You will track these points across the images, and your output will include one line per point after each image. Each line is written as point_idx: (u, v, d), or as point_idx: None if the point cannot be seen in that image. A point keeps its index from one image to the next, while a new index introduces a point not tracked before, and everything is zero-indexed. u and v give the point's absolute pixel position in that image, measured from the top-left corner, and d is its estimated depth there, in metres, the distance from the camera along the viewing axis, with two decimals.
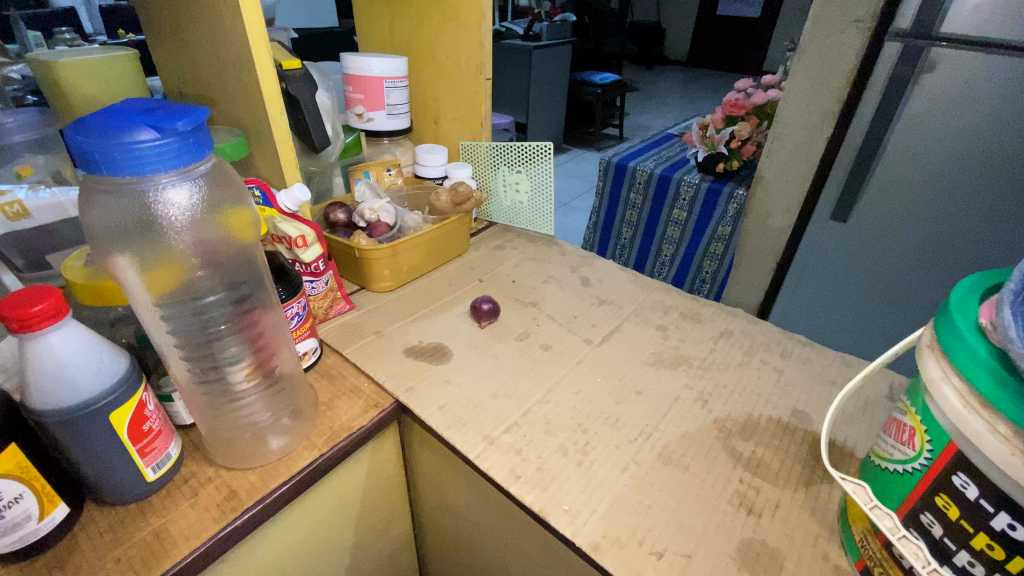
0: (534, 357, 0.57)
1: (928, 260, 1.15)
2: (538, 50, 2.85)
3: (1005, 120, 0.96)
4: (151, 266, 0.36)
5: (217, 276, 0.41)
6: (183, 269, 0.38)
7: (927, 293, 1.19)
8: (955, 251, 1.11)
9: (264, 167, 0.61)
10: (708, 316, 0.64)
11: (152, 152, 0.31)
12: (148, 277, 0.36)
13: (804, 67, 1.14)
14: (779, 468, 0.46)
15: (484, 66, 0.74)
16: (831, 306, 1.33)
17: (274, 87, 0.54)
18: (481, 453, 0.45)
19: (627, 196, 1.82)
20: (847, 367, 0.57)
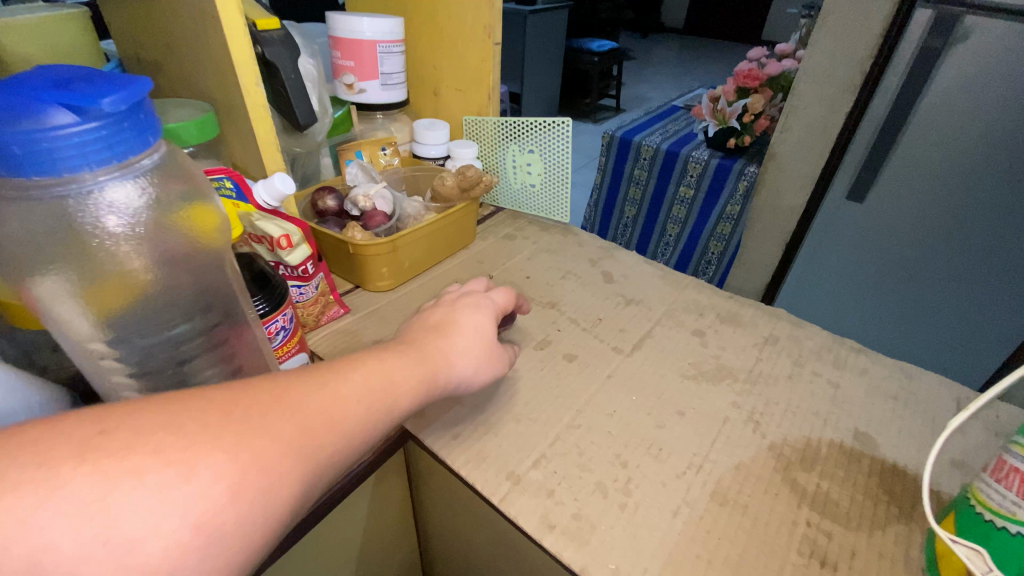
0: (558, 370, 0.50)
1: (938, 238, 1.16)
2: (533, 15, 2.70)
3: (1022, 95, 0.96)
4: (92, 289, 0.28)
5: (185, 295, 0.33)
6: (139, 288, 0.30)
7: (933, 270, 1.21)
8: (959, 229, 1.13)
9: (239, 148, 0.52)
10: (750, 319, 0.57)
11: (67, 142, 0.22)
12: (88, 303, 0.28)
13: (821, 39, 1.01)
14: (850, 506, 0.40)
15: (493, 29, 0.64)
16: (839, 283, 1.33)
17: (247, 53, 0.45)
18: (506, 496, 0.39)
19: (630, 172, 1.74)
20: (908, 379, 0.51)
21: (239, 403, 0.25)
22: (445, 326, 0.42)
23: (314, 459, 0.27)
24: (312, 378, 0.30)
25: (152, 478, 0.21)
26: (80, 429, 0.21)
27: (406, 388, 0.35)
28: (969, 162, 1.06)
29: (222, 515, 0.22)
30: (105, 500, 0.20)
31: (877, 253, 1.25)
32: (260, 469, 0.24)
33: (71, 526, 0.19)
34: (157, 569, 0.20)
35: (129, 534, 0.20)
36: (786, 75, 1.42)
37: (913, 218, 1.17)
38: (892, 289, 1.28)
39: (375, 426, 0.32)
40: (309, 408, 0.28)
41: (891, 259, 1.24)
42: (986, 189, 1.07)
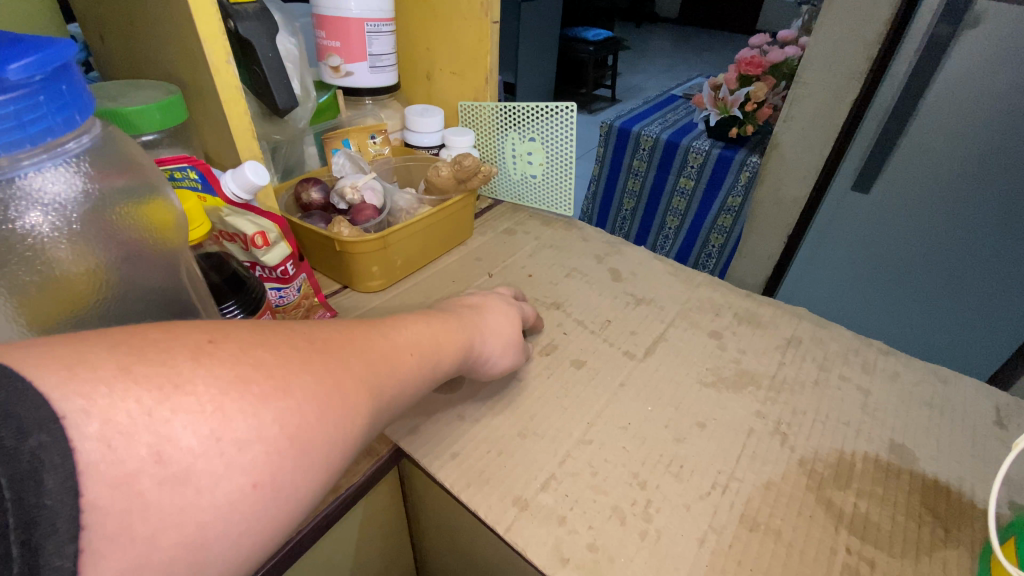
0: (566, 378, 0.46)
1: (946, 230, 1.14)
2: (526, 3, 2.63)
3: None
4: (28, 292, 0.26)
5: (152, 304, 0.31)
6: (97, 292, 0.28)
7: (940, 263, 1.19)
8: (970, 221, 1.11)
9: (211, 136, 0.47)
10: (769, 319, 0.53)
11: None
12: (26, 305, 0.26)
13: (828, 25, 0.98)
14: (891, 529, 0.36)
15: (491, 6, 0.59)
16: (844, 274, 1.31)
17: (216, 28, 0.40)
18: (512, 525, 0.34)
19: (629, 163, 1.69)
20: (943, 385, 0.47)
21: (317, 336, 0.25)
22: (481, 305, 0.42)
23: (377, 400, 0.26)
24: (371, 326, 0.30)
25: (257, 389, 0.21)
26: (190, 333, 0.21)
27: (449, 350, 0.34)
28: (983, 151, 1.03)
29: (315, 432, 0.22)
30: (220, 403, 0.19)
31: (883, 244, 1.23)
32: (342, 395, 0.24)
33: (193, 422, 0.19)
34: (259, 475, 0.20)
35: (241, 438, 0.20)
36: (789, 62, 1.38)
37: (922, 208, 1.14)
38: (898, 281, 1.26)
39: (423, 384, 0.31)
40: (370, 352, 0.28)
41: (898, 250, 1.22)
42: (998, 181, 1.04)
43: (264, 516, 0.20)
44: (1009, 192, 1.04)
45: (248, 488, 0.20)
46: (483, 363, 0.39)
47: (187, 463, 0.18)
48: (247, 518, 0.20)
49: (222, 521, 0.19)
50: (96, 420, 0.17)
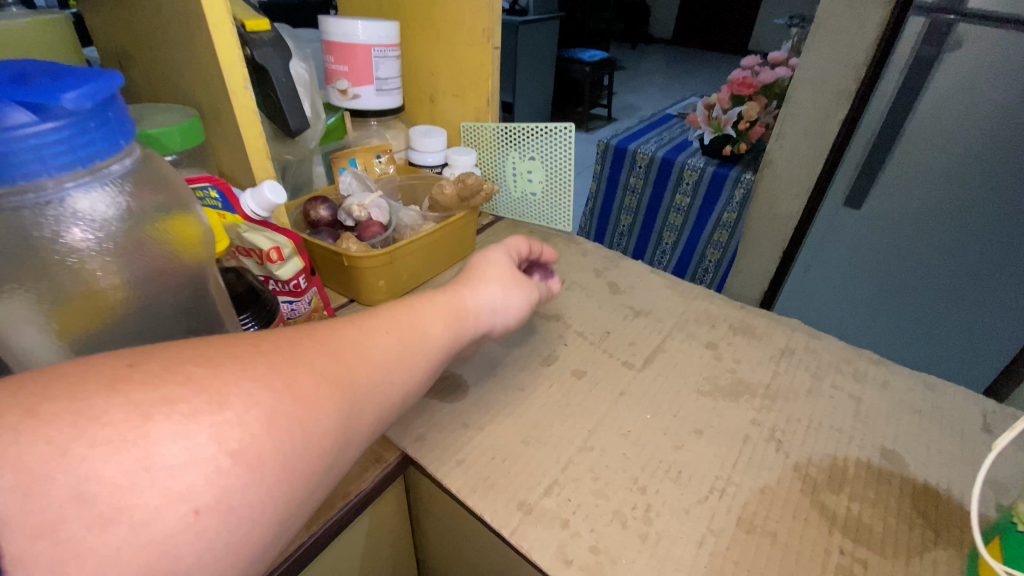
0: (568, 388, 0.47)
1: (937, 240, 1.19)
2: (523, 25, 2.70)
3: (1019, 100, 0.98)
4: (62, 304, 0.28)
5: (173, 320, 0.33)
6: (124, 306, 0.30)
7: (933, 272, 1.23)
8: (961, 232, 1.15)
9: (226, 157, 0.49)
10: (763, 330, 0.55)
11: (31, 139, 0.22)
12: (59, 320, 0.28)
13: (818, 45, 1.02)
14: (884, 531, 0.37)
15: (492, 33, 0.62)
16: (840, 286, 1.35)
17: (235, 56, 0.42)
18: (517, 529, 0.36)
19: (626, 180, 1.72)
20: (932, 393, 0.49)
21: (262, 345, 0.24)
22: (476, 278, 0.42)
23: (349, 398, 0.26)
24: (346, 325, 0.29)
25: (189, 405, 0.20)
26: (110, 358, 0.20)
27: (437, 337, 0.34)
28: (971, 165, 1.08)
29: (261, 444, 0.21)
30: (146, 429, 0.18)
31: (877, 256, 1.27)
32: (294, 397, 0.23)
33: (116, 459, 0.18)
34: (202, 501, 0.19)
35: (175, 465, 0.19)
36: (780, 82, 1.42)
37: (914, 220, 1.19)
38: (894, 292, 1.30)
39: (412, 354, 0.31)
40: (343, 352, 0.27)
41: (892, 260, 1.26)
42: (986, 192, 1.09)
43: (213, 543, 0.19)
44: (997, 202, 1.09)
45: (191, 518, 0.18)
46: (490, 318, 0.41)
47: (116, 504, 0.17)
48: (192, 549, 0.18)
49: (160, 556, 0.18)
50: (6, 470, 0.16)
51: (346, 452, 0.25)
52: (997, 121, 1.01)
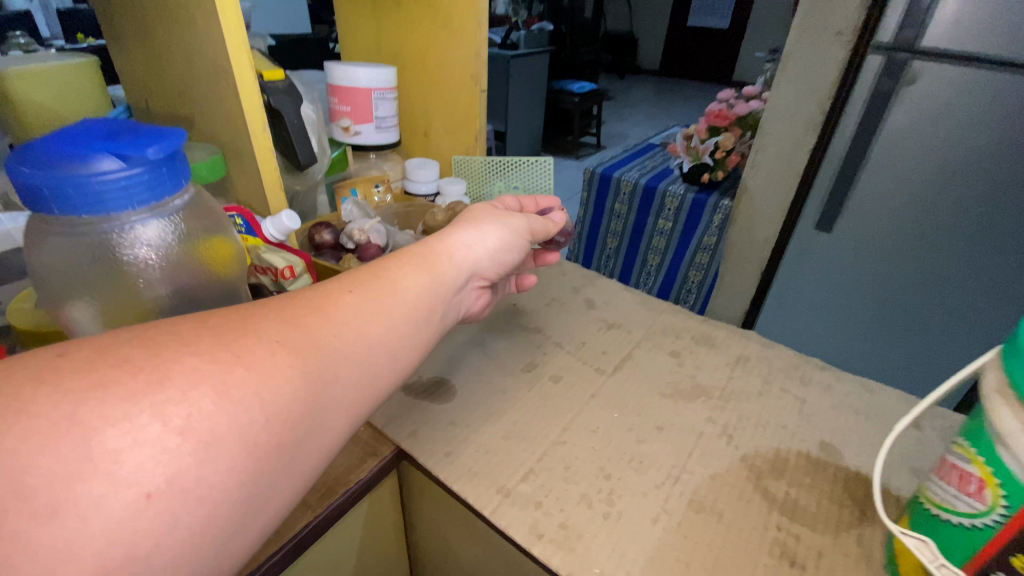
0: (545, 391, 0.53)
1: (905, 257, 1.32)
2: (515, 59, 2.84)
3: (969, 133, 1.15)
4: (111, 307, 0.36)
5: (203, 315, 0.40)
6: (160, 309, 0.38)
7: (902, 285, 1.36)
8: (925, 249, 1.29)
9: (244, 189, 0.56)
10: (722, 340, 0.61)
11: (116, 187, 0.30)
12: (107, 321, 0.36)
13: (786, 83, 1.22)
14: (816, 511, 0.43)
15: (479, 78, 0.69)
16: (818, 300, 1.47)
17: (255, 100, 0.49)
18: (497, 509, 0.41)
19: (611, 205, 1.81)
20: (869, 394, 0.55)
21: (211, 325, 0.27)
22: (454, 226, 0.44)
23: (308, 358, 0.28)
24: (312, 297, 0.31)
25: (121, 388, 0.22)
26: (38, 352, 0.22)
27: (415, 288, 0.36)
28: (929, 190, 1.23)
29: (210, 420, 0.23)
30: (80, 417, 0.20)
31: (850, 273, 1.39)
32: (247, 369, 0.25)
33: (50, 449, 0.19)
34: (153, 486, 0.21)
35: (114, 450, 0.20)
36: (753, 115, 1.52)
37: (881, 239, 1.33)
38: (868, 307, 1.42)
39: (380, 304, 0.34)
40: (306, 320, 0.30)
41: (865, 277, 1.39)
42: (945, 211, 1.23)
43: (172, 521, 0.21)
44: (954, 222, 1.23)
45: (143, 501, 0.20)
46: (473, 263, 0.43)
47: (56, 498, 0.19)
48: (149, 530, 0.20)
49: (115, 540, 0.20)
50: None
51: (318, 413, 0.28)
52: (949, 151, 1.18)
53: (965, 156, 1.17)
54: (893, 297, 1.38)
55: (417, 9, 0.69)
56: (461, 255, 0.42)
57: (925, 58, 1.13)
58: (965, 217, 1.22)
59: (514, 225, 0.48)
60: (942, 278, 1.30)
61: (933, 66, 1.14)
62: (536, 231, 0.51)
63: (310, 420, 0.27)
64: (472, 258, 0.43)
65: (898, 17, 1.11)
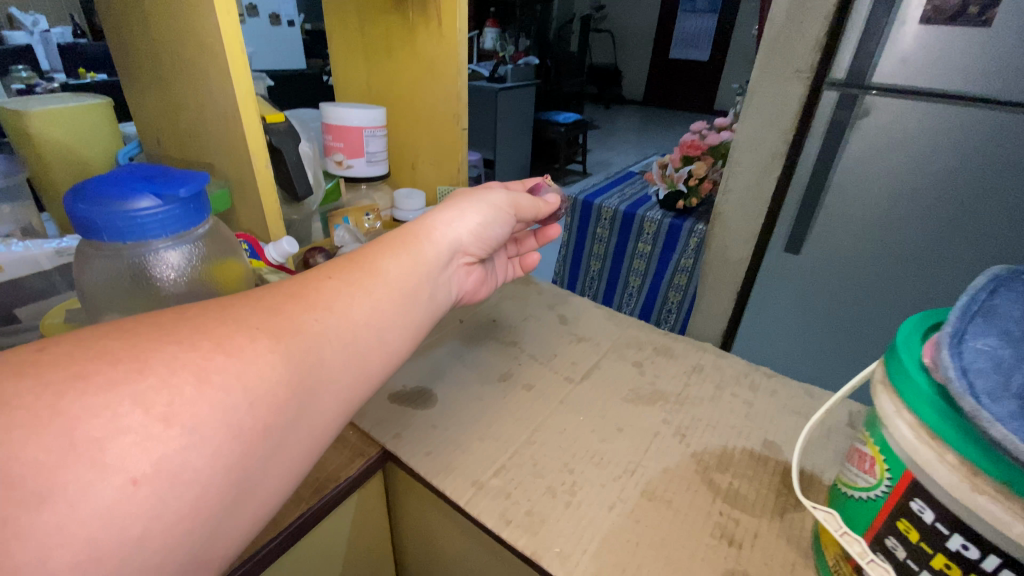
0: (518, 398, 0.58)
1: (868, 276, 1.40)
2: (503, 92, 2.96)
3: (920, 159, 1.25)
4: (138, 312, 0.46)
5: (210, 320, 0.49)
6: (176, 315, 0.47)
7: (868, 304, 1.44)
8: (885, 268, 1.38)
9: (247, 218, 0.62)
10: (680, 351, 0.67)
11: (152, 218, 0.39)
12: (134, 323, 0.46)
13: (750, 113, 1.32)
14: (755, 498, 0.48)
15: (460, 117, 0.76)
16: (790, 318, 1.54)
17: (259, 143, 0.55)
18: (470, 499, 0.46)
19: (594, 230, 1.89)
20: (811, 398, 0.61)
21: (189, 317, 0.30)
22: (434, 210, 0.49)
23: (289, 342, 0.32)
24: (295, 289, 0.36)
25: (102, 379, 0.25)
26: (18, 348, 0.25)
27: (397, 271, 0.41)
28: (887, 212, 1.32)
29: (191, 406, 0.26)
30: (63, 408, 0.23)
31: (819, 291, 1.47)
32: (226, 355, 0.29)
33: (35, 440, 0.22)
34: (138, 472, 0.24)
35: (98, 438, 0.23)
36: (723, 145, 1.63)
37: (845, 259, 1.41)
38: (837, 324, 1.49)
39: (363, 282, 0.38)
40: (289, 309, 0.34)
41: (833, 295, 1.46)
42: (902, 231, 1.32)
43: (159, 504, 0.24)
44: (910, 241, 1.32)
45: (130, 486, 0.23)
46: (454, 242, 0.48)
47: (44, 487, 0.22)
48: (137, 512, 0.23)
49: (105, 523, 0.22)
50: None
51: (302, 391, 0.32)
52: (902, 176, 1.28)
53: (917, 180, 1.27)
54: (863, 308, 1.45)
55: (405, 56, 0.77)
56: (440, 235, 0.47)
57: (877, 92, 1.24)
58: (920, 237, 1.31)
59: (492, 208, 0.53)
60: (903, 289, 1.38)
61: (883, 99, 1.24)
62: (516, 210, 0.56)
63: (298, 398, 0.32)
64: (454, 236, 0.48)
65: (850, 56, 1.24)
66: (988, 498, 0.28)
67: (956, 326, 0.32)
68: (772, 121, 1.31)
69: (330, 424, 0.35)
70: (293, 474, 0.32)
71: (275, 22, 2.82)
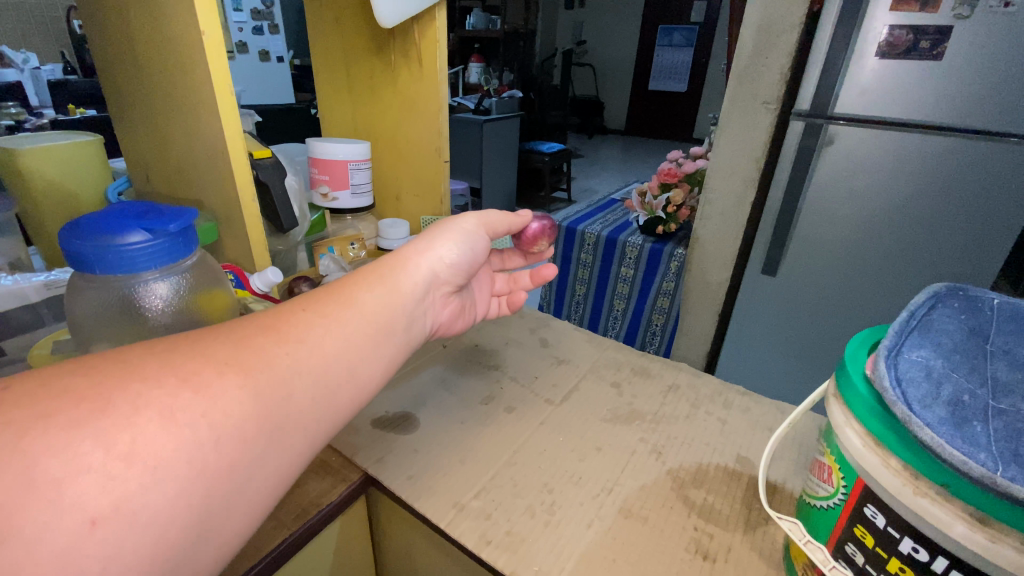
0: (499, 420, 0.60)
1: (842, 295, 1.45)
2: (487, 124, 3.05)
3: (884, 183, 1.32)
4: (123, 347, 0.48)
5: None
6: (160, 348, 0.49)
7: (844, 322, 1.48)
8: (857, 287, 1.43)
9: (233, 250, 0.64)
10: (657, 371, 0.70)
11: (142, 253, 0.41)
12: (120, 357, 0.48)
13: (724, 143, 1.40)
14: (728, 512, 0.50)
15: (442, 151, 0.79)
16: (769, 337, 1.58)
17: (247, 177, 0.58)
18: (451, 521, 0.47)
19: (578, 256, 1.92)
20: (781, 414, 0.63)
21: (159, 352, 0.30)
22: (411, 243, 0.50)
23: (258, 375, 0.32)
24: (269, 320, 0.36)
25: (64, 417, 0.25)
26: None
27: (371, 302, 0.41)
28: (856, 233, 1.39)
29: (154, 444, 0.26)
30: (23, 448, 0.23)
31: (795, 310, 1.52)
32: (193, 392, 0.29)
33: None
34: (97, 513, 0.24)
35: (56, 478, 0.23)
36: (699, 172, 1.69)
37: (818, 280, 1.46)
38: (815, 343, 1.53)
39: (338, 311, 0.39)
40: (259, 342, 0.34)
41: (809, 314, 1.51)
42: (871, 250, 1.38)
43: (118, 546, 0.24)
44: (879, 260, 1.39)
45: (87, 526, 0.24)
46: (430, 271, 0.49)
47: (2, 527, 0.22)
48: (96, 553, 0.24)
49: (63, 564, 0.23)
50: None
51: (269, 427, 0.32)
52: (867, 199, 1.35)
53: (881, 202, 1.34)
54: (838, 327, 1.49)
55: (389, 94, 0.80)
56: (417, 266, 0.48)
57: (839, 122, 1.31)
58: (888, 257, 1.37)
59: (469, 236, 0.54)
60: (876, 308, 1.43)
61: (845, 128, 1.32)
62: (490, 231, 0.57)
63: (267, 430, 0.32)
64: (430, 268, 0.49)
65: (812, 89, 1.32)
66: (930, 501, 0.30)
67: (891, 342, 0.35)
68: (745, 150, 1.37)
69: (302, 453, 0.35)
70: (264, 506, 0.32)
71: (264, 58, 2.88)
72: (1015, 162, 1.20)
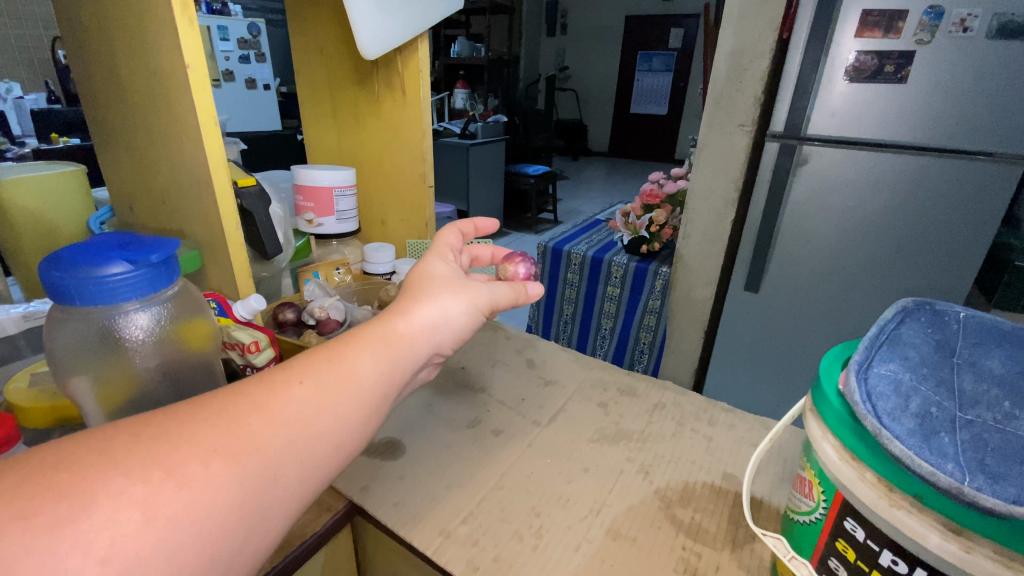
0: (486, 444, 0.59)
1: (823, 310, 1.48)
2: (473, 148, 3.10)
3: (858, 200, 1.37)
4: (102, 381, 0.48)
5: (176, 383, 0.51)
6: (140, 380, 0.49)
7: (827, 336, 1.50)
8: (837, 301, 1.46)
9: (217, 278, 0.64)
10: (643, 390, 0.70)
11: (123, 283, 0.41)
12: (99, 391, 0.48)
13: (702, 165, 1.47)
14: (715, 531, 0.50)
15: (426, 176, 0.81)
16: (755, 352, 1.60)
17: (229, 205, 0.58)
18: (438, 548, 0.46)
19: (565, 276, 1.91)
20: (765, 429, 0.64)
21: (145, 439, 0.28)
22: (419, 299, 0.44)
23: (246, 461, 0.30)
24: (259, 395, 0.32)
25: (44, 518, 0.23)
26: None
27: (368, 377, 0.37)
28: (834, 249, 1.42)
29: (130, 547, 0.25)
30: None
31: (778, 326, 1.54)
32: (177, 487, 0.27)
33: None
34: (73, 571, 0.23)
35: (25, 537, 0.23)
36: (680, 193, 1.74)
37: (799, 295, 1.49)
38: (799, 357, 1.55)
39: (332, 393, 0.35)
40: (250, 425, 0.31)
41: (792, 329, 1.53)
42: (849, 265, 1.42)
43: None
44: (857, 275, 1.42)
45: None
46: (433, 343, 0.43)
47: None
48: None
49: None
50: None
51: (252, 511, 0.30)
52: (843, 216, 1.39)
53: (856, 219, 1.38)
54: (822, 341, 1.51)
55: (374, 122, 0.82)
56: (422, 339, 0.41)
57: (812, 142, 1.36)
58: (865, 271, 1.41)
59: (483, 301, 0.47)
60: (857, 322, 1.46)
61: (819, 147, 1.36)
62: (510, 296, 0.49)
63: (258, 498, 0.30)
64: (434, 341, 0.42)
65: (785, 112, 1.37)
66: (905, 513, 0.31)
67: (861, 356, 0.37)
68: (723, 171, 1.45)
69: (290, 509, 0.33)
70: (254, 565, 0.31)
71: (251, 87, 2.91)
72: (981, 179, 1.24)
